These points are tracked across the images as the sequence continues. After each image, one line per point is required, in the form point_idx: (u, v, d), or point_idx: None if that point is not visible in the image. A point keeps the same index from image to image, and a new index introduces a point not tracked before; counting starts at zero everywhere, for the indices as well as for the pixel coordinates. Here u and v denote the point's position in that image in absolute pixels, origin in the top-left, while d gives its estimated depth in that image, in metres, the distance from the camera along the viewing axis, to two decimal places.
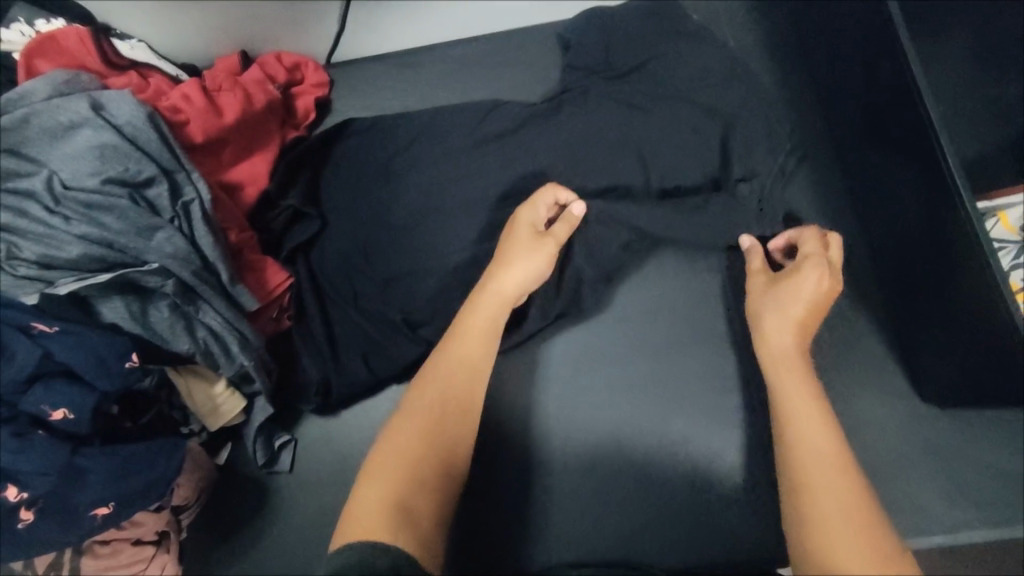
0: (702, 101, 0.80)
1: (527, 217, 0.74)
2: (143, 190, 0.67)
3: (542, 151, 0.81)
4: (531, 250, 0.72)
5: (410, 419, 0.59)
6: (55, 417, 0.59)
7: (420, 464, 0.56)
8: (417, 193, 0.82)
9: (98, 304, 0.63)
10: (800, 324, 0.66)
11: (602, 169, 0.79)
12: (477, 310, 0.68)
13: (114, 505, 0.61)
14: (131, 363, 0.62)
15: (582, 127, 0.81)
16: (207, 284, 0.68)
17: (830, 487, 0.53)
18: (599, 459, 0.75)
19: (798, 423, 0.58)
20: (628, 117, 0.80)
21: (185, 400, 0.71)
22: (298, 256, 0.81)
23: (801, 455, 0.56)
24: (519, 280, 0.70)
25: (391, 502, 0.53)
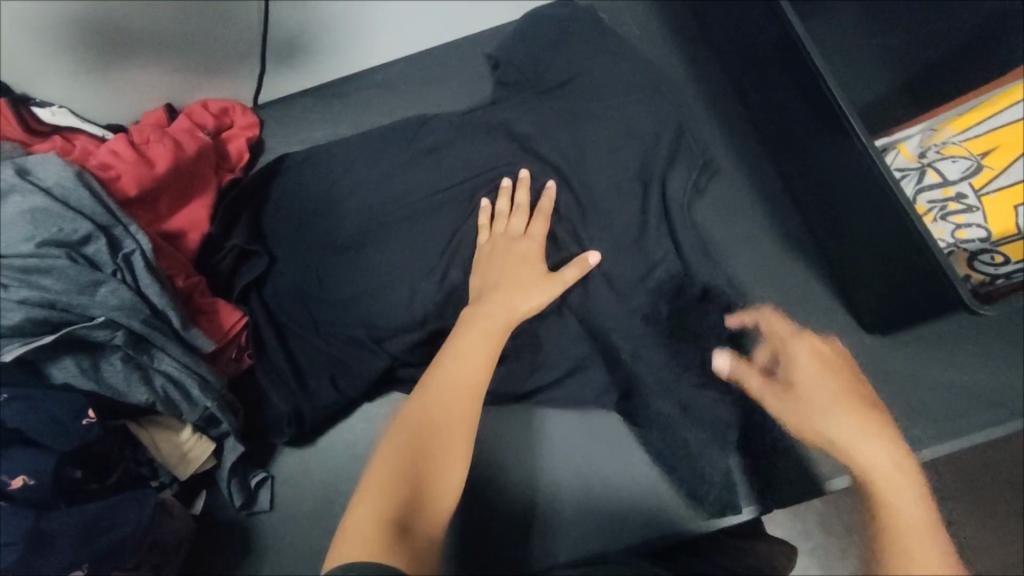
0: (614, 92, 0.86)
1: (526, 250, 0.76)
2: (81, 248, 0.67)
3: (477, 158, 0.84)
4: (535, 286, 0.73)
5: (403, 425, 0.60)
6: (15, 484, 0.57)
7: (410, 466, 0.56)
8: (361, 214, 0.83)
9: (49, 366, 0.63)
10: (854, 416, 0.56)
11: (532, 167, 0.83)
12: (465, 330, 0.68)
13: (88, 566, 0.60)
14: (88, 419, 0.61)
15: (510, 133, 0.85)
16: (157, 330, 0.68)
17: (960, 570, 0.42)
18: (593, 485, 0.76)
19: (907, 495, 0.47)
20: (553, 115, 0.85)
21: (152, 454, 0.69)
22: (252, 293, 0.81)
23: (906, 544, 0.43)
24: (515, 308, 0.71)
25: (380, 509, 0.52)
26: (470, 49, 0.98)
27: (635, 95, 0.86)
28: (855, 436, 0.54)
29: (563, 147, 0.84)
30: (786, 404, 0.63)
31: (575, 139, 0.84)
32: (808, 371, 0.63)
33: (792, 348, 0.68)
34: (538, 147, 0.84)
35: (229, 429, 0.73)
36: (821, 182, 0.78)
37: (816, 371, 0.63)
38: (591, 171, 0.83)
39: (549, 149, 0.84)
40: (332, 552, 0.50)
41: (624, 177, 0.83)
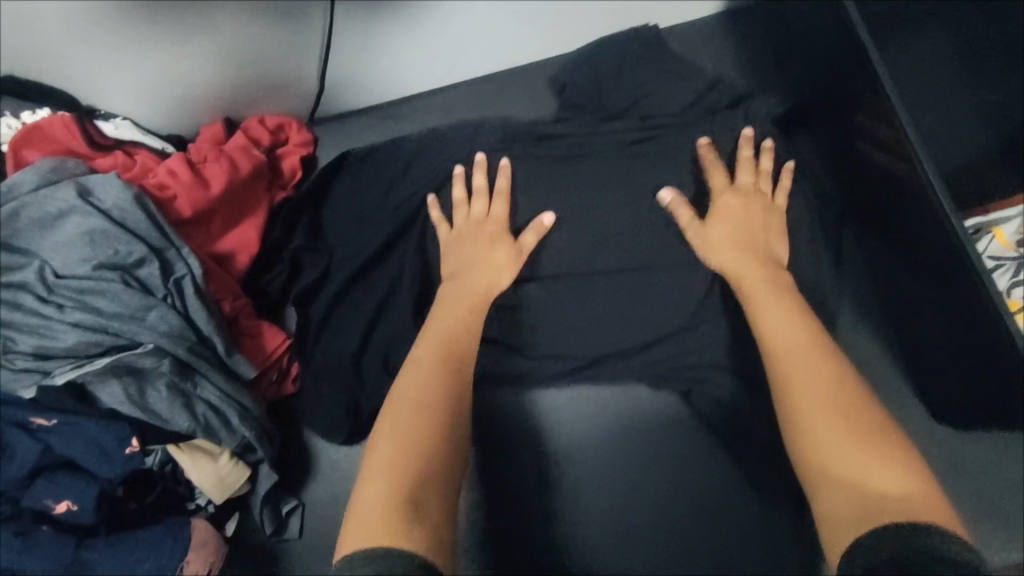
0: (678, 135, 0.81)
1: (487, 229, 0.77)
2: (135, 271, 0.68)
3: (531, 196, 0.81)
4: (509, 262, 0.75)
5: (418, 376, 0.62)
6: (59, 509, 0.60)
7: (435, 418, 0.58)
8: (409, 245, 0.82)
9: (98, 392, 0.64)
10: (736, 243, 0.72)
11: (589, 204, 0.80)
12: (443, 311, 0.71)
13: None
14: (131, 448, 0.63)
15: (568, 166, 0.82)
16: (202, 358, 0.69)
17: (831, 393, 0.56)
18: (626, 506, 0.73)
19: (779, 340, 0.62)
20: (615, 151, 0.82)
21: (190, 473, 0.68)
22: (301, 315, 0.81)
23: (787, 364, 0.59)
24: (485, 279, 0.74)
25: (400, 459, 0.54)
26: (527, 70, 0.95)
27: (701, 134, 0.81)
28: (740, 261, 0.71)
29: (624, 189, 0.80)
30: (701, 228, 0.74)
31: (637, 180, 0.80)
32: (727, 240, 0.73)
33: (717, 206, 0.75)
34: (595, 185, 0.80)
35: (264, 457, 0.73)
36: (920, 262, 0.71)
37: (732, 240, 0.72)
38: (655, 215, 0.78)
39: (613, 190, 0.79)
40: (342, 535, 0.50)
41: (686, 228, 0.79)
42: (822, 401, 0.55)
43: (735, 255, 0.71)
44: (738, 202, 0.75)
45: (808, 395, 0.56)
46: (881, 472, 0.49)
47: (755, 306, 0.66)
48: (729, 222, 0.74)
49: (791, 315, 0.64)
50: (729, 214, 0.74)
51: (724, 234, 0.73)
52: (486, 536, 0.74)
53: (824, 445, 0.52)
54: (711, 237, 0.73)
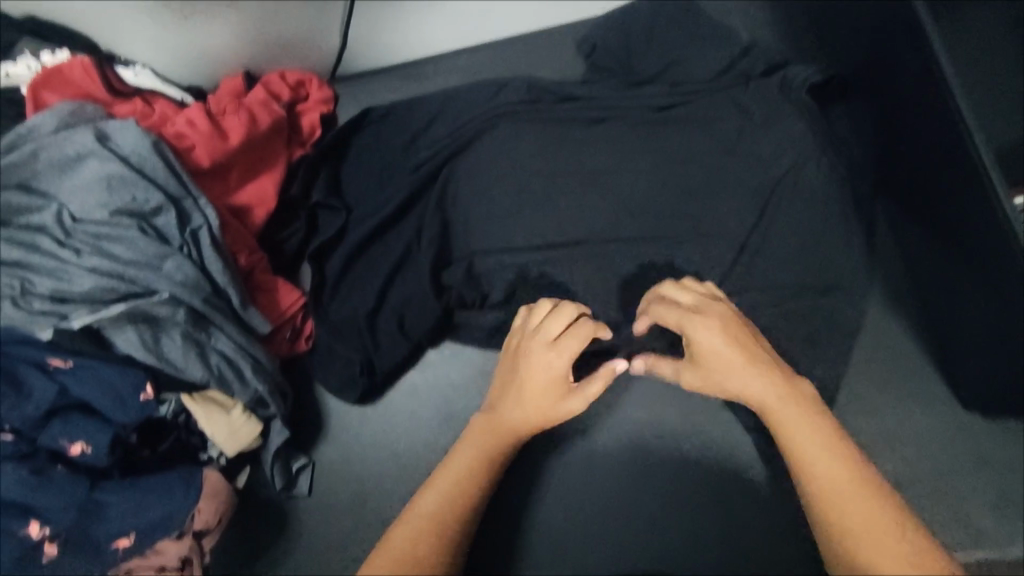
0: (710, 105, 0.80)
1: (539, 363, 0.62)
2: (152, 219, 0.68)
3: (556, 162, 0.80)
4: (554, 395, 0.62)
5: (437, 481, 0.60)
6: (74, 451, 0.60)
7: (455, 508, 0.58)
8: (428, 207, 0.81)
9: (112, 336, 0.63)
10: (765, 378, 0.61)
11: (618, 172, 0.79)
12: (508, 398, 0.63)
13: (134, 537, 0.61)
14: (145, 395, 0.63)
15: (594, 130, 0.81)
16: (217, 309, 0.69)
17: (879, 524, 0.53)
18: (630, 484, 0.76)
19: (826, 484, 0.55)
20: (642, 117, 0.81)
21: (203, 425, 0.68)
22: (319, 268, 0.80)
23: (817, 475, 0.56)
24: (523, 419, 0.62)
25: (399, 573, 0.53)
26: (555, 34, 0.93)
27: (731, 102, 0.80)
28: (761, 394, 0.61)
29: (650, 161, 0.79)
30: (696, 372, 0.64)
31: (664, 146, 0.80)
32: (723, 363, 0.62)
33: (699, 339, 0.63)
34: (622, 154, 0.80)
35: (277, 412, 0.73)
36: (956, 241, 0.71)
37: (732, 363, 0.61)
38: (680, 182, 0.79)
39: (638, 154, 0.80)
40: None
41: (715, 200, 0.78)
42: (857, 525, 0.53)
43: (755, 384, 0.61)
44: (726, 325, 0.64)
45: (834, 507, 0.54)
46: None
47: (782, 430, 0.59)
48: (723, 343, 0.62)
49: (830, 446, 0.57)
50: (719, 339, 0.62)
51: (732, 366, 0.61)
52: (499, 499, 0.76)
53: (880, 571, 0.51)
54: (712, 370, 0.62)
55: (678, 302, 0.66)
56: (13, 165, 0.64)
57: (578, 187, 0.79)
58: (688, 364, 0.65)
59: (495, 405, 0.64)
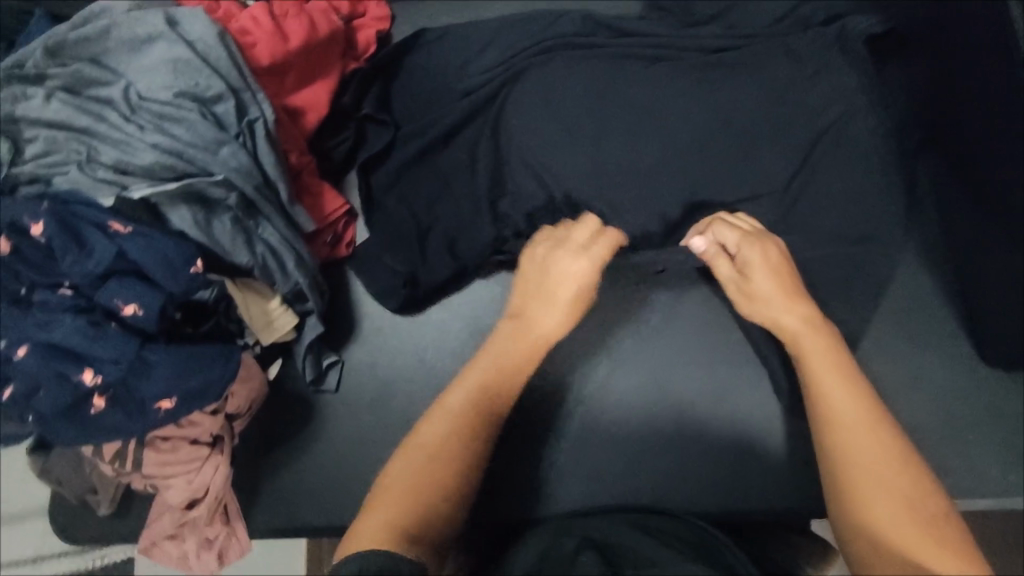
0: (763, 52, 0.80)
1: (567, 264, 0.68)
2: (212, 106, 0.69)
3: (603, 93, 0.81)
4: (573, 308, 0.68)
5: (444, 414, 0.62)
6: (127, 312, 0.63)
7: (467, 432, 0.62)
8: (475, 129, 0.83)
9: (167, 212, 0.66)
10: (804, 312, 0.68)
11: (665, 109, 0.80)
12: (530, 314, 0.67)
13: (176, 400, 0.64)
14: (195, 269, 0.65)
15: (648, 65, 0.82)
16: (267, 200, 0.71)
17: (882, 460, 0.60)
18: (639, 424, 0.78)
19: (850, 439, 0.61)
20: (699, 58, 0.81)
21: (241, 311, 0.72)
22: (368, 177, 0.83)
23: (847, 437, 0.61)
24: (544, 331, 0.67)
25: (414, 506, 0.57)
26: None
27: (788, 51, 0.80)
28: (798, 329, 0.67)
29: (698, 99, 0.79)
30: (740, 293, 0.71)
31: (718, 88, 0.79)
32: (769, 294, 0.69)
33: (753, 266, 0.70)
34: (672, 92, 0.80)
35: (313, 308, 0.76)
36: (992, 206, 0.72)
37: (777, 294, 0.69)
38: (730, 124, 0.79)
39: (690, 93, 0.80)
40: (343, 547, 0.55)
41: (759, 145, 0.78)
42: (875, 484, 0.59)
43: (796, 321, 0.68)
44: (776, 258, 0.71)
45: (854, 465, 0.60)
46: (925, 547, 0.55)
47: (816, 385, 0.65)
48: (771, 276, 0.69)
49: (856, 401, 0.63)
50: (767, 270, 0.70)
51: (776, 297, 0.69)
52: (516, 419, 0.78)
53: (883, 524, 0.57)
54: (757, 296, 0.69)
55: (736, 227, 0.73)
56: (87, 39, 0.67)
57: (625, 119, 0.80)
58: (736, 287, 0.71)
59: (523, 313, 0.68)
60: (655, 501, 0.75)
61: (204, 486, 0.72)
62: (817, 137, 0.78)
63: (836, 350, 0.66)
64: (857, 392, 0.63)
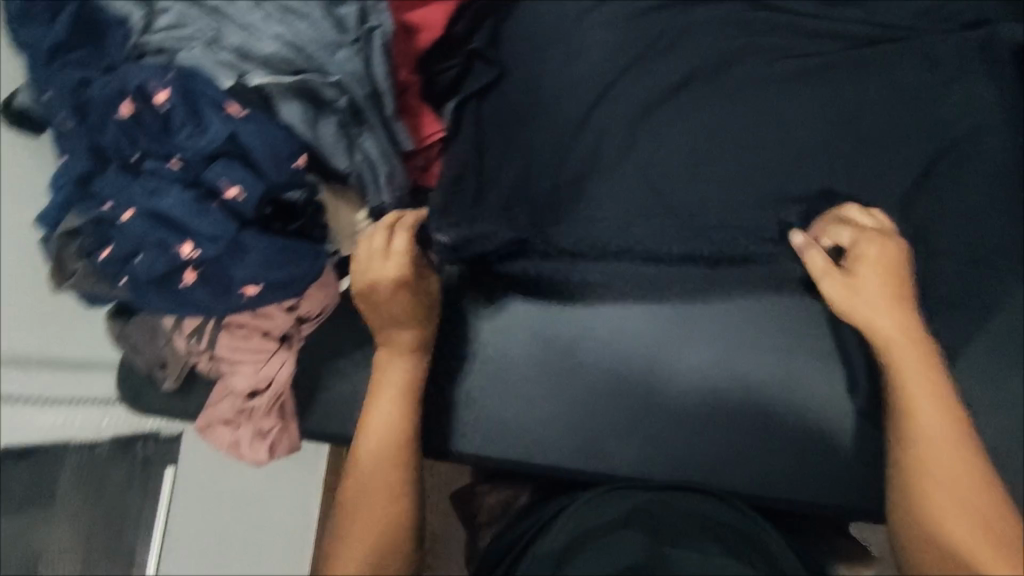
0: (898, 47, 0.78)
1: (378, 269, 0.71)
2: (335, 8, 0.69)
3: (721, 67, 0.81)
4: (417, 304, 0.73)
5: (365, 452, 0.70)
6: (230, 194, 0.64)
7: (389, 458, 0.70)
8: (588, 76, 0.83)
9: (279, 105, 0.65)
10: (907, 316, 0.67)
11: (783, 91, 0.79)
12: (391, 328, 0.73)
13: (262, 287, 0.67)
14: (298, 164, 0.67)
15: (773, 47, 0.80)
16: (373, 110, 0.71)
17: (962, 477, 0.61)
18: (697, 402, 0.77)
19: (929, 454, 0.62)
20: (828, 49, 0.79)
21: (329, 219, 0.73)
22: (471, 106, 0.82)
23: (928, 453, 0.62)
24: (407, 334, 0.73)
25: (375, 535, 0.67)
26: None
27: (920, 56, 0.78)
28: (898, 332, 0.66)
29: (818, 86, 0.79)
30: (840, 290, 0.69)
31: (836, 82, 0.78)
32: (874, 295, 0.68)
33: (863, 261, 0.69)
34: (793, 75, 0.79)
35: None
36: None
37: (884, 296, 0.67)
38: (847, 116, 0.78)
39: (810, 81, 0.79)
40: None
41: (875, 141, 0.77)
42: (953, 500, 0.60)
43: (895, 321, 0.67)
44: (894, 258, 0.69)
45: (930, 480, 0.61)
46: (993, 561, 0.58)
47: (905, 396, 0.64)
48: (881, 276, 0.68)
49: (945, 415, 0.63)
50: (879, 269, 0.68)
51: (881, 300, 0.67)
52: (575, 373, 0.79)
53: (950, 538, 0.59)
54: (860, 293, 0.68)
55: (853, 223, 0.71)
56: None
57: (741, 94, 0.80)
58: (837, 278, 0.69)
59: (386, 334, 0.73)
60: (699, 472, 0.76)
61: (268, 377, 0.75)
62: (938, 153, 0.77)
63: (931, 359, 0.65)
64: (949, 407, 0.63)
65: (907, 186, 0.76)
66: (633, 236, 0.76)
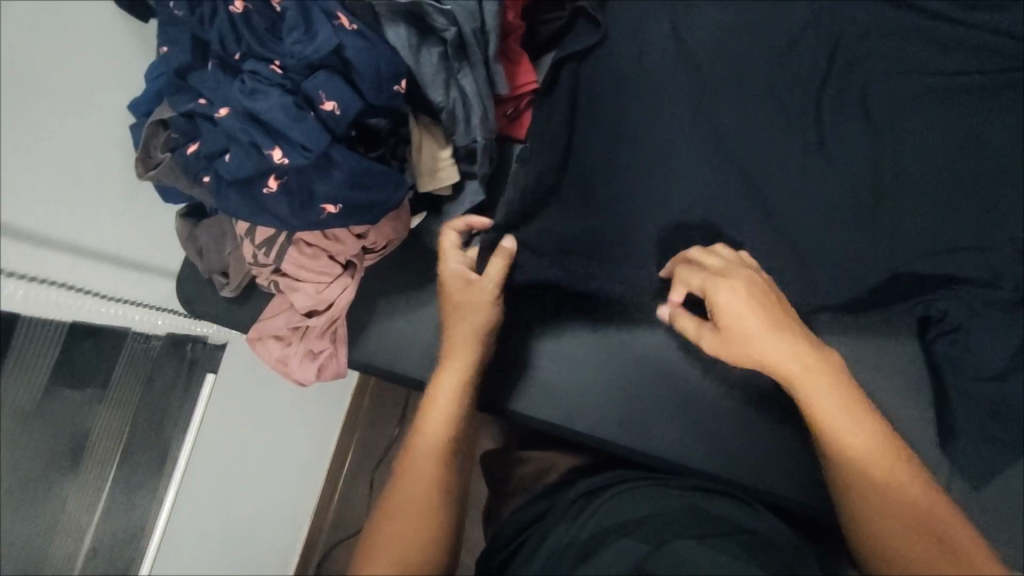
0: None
1: (451, 266, 0.71)
2: None
3: (832, 65, 0.78)
4: (483, 302, 0.72)
5: (424, 438, 0.65)
6: (325, 107, 0.63)
7: (446, 449, 0.65)
8: (692, 54, 0.80)
9: (386, 26, 0.65)
10: (776, 333, 0.62)
11: (891, 99, 0.76)
12: (456, 328, 0.71)
13: (341, 209, 0.67)
14: (397, 89, 0.66)
15: (893, 51, 0.77)
16: (478, 47, 0.69)
17: (901, 492, 0.56)
18: (747, 402, 0.75)
19: (864, 493, 0.57)
20: (950, 62, 0.76)
21: (412, 153, 0.72)
22: (569, 65, 0.78)
23: (864, 493, 0.57)
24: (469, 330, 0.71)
25: (428, 518, 0.61)
26: None
27: None
28: (791, 359, 0.61)
29: (932, 100, 0.75)
30: (728, 346, 0.64)
31: (951, 98, 0.75)
32: (754, 328, 0.62)
33: (726, 303, 0.63)
34: (905, 84, 0.76)
35: (478, 171, 0.75)
36: None
37: (758, 329, 0.62)
38: (958, 136, 0.74)
39: (922, 94, 0.75)
40: None
41: (983, 167, 0.73)
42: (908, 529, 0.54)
43: (778, 347, 0.61)
44: (748, 284, 0.64)
45: (873, 517, 0.56)
46: None
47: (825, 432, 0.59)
48: (752, 309, 0.62)
49: (864, 433, 0.58)
50: (747, 295, 0.63)
51: (750, 325, 0.62)
52: (627, 350, 0.78)
53: None
54: (740, 336, 0.62)
55: (702, 268, 0.67)
56: None
57: (842, 97, 0.77)
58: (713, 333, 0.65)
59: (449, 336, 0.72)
60: (733, 471, 0.74)
61: (328, 300, 0.75)
62: None
63: (825, 367, 0.61)
64: (859, 413, 0.59)
65: None
66: (711, 223, 0.77)
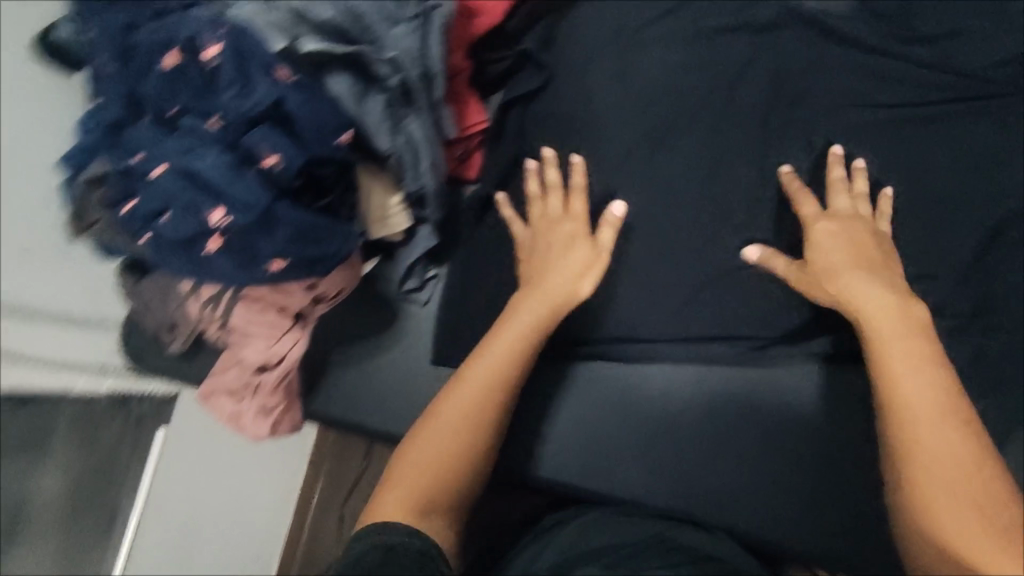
0: (957, 102, 0.77)
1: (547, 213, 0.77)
2: None
3: (774, 98, 0.79)
4: (581, 267, 0.73)
5: (473, 379, 0.69)
6: (268, 161, 0.62)
7: (497, 395, 0.68)
8: (637, 91, 0.81)
9: (329, 75, 0.63)
10: (868, 280, 0.67)
11: (831, 131, 0.78)
12: (535, 283, 0.73)
13: (290, 262, 0.65)
14: (342, 139, 0.65)
15: (831, 84, 0.79)
16: (423, 93, 0.69)
17: (958, 444, 0.57)
18: (703, 432, 0.77)
19: (912, 434, 0.59)
20: (886, 93, 0.78)
21: (361, 201, 0.71)
22: (514, 107, 0.83)
23: (915, 433, 0.59)
24: (560, 281, 0.73)
25: (447, 461, 0.66)
26: None
27: (980, 114, 0.77)
28: (868, 293, 0.66)
29: (869, 131, 0.78)
30: (811, 278, 0.70)
31: (886, 129, 0.77)
32: (833, 265, 0.69)
33: (820, 240, 0.71)
34: (843, 116, 0.78)
35: (428, 215, 0.75)
36: None
37: (846, 263, 0.68)
38: (893, 166, 0.77)
39: (860, 125, 0.77)
40: (364, 515, 0.64)
41: (920, 196, 0.76)
42: (940, 477, 0.57)
43: (864, 286, 0.66)
44: (845, 233, 0.71)
45: (914, 457, 0.58)
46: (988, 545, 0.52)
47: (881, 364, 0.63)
48: (843, 251, 0.69)
49: (932, 377, 0.60)
50: (841, 237, 0.71)
51: (842, 267, 0.68)
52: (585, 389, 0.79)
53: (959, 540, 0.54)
54: (822, 270, 0.69)
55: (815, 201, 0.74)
56: None
57: (785, 129, 0.79)
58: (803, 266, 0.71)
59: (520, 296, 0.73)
60: (694, 503, 0.75)
61: (280, 354, 0.72)
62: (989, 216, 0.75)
63: (910, 318, 0.64)
64: (935, 364, 0.61)
65: (966, 256, 0.74)
66: (662, 258, 0.77)
